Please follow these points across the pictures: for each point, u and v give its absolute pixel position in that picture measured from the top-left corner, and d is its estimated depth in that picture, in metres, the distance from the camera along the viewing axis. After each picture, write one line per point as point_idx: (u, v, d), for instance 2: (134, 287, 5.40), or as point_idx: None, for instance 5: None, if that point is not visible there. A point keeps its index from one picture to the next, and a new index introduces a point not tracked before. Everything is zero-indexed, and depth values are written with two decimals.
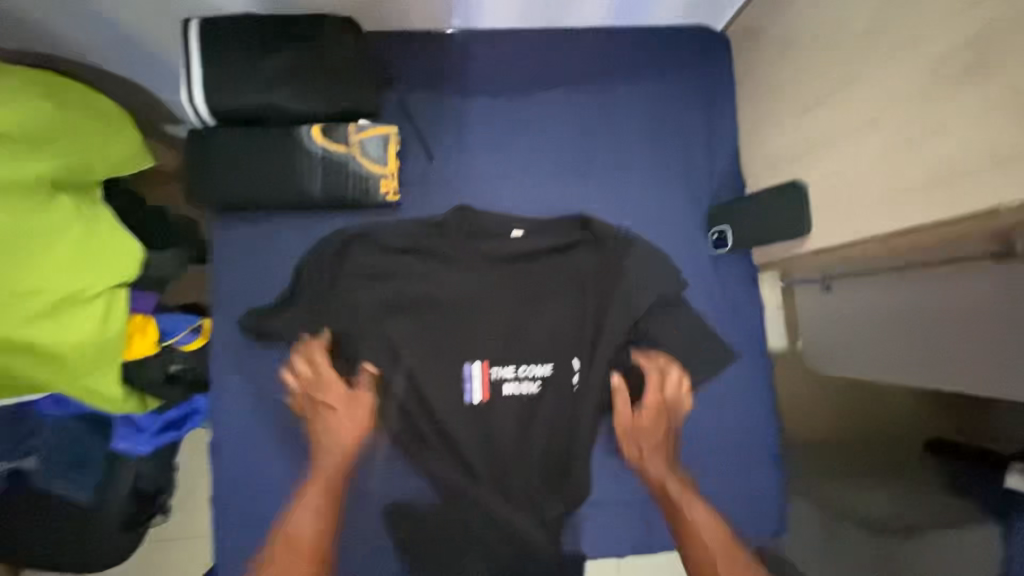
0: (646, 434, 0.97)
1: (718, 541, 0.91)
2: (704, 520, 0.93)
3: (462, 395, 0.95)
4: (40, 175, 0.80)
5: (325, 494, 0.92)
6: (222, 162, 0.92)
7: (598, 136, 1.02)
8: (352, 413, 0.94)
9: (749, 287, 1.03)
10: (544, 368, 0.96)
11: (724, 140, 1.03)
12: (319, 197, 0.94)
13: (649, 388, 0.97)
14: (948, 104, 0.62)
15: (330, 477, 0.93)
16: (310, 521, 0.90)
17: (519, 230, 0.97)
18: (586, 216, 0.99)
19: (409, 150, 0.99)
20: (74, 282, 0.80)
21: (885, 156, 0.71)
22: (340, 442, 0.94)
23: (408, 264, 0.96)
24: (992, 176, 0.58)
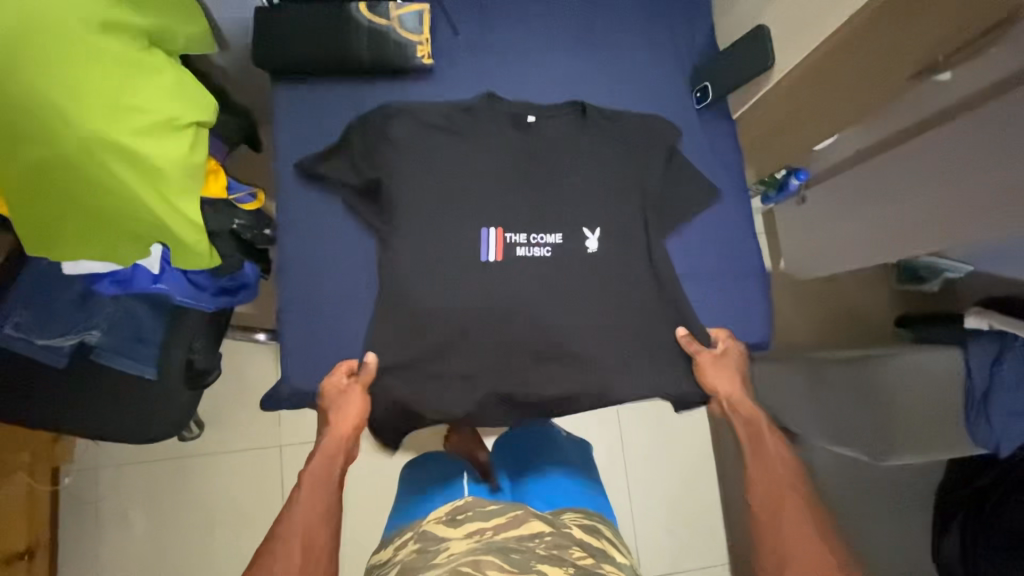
0: (724, 371, 1.06)
1: (789, 471, 0.95)
2: (778, 454, 0.97)
3: (478, 254, 1.06)
4: (141, 22, 0.97)
5: (318, 487, 0.94)
6: (288, 30, 1.09)
7: (598, 17, 1.22)
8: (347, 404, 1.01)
9: (733, 139, 1.21)
10: (555, 237, 1.07)
11: (700, 24, 1.25)
12: (367, 61, 1.12)
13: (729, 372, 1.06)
14: None
15: (319, 475, 0.96)
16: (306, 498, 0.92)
17: (533, 117, 1.13)
18: (583, 104, 1.14)
19: (439, 29, 1.17)
20: (170, 109, 0.97)
21: None
22: (342, 424, 1.00)
23: (433, 142, 1.09)
24: None
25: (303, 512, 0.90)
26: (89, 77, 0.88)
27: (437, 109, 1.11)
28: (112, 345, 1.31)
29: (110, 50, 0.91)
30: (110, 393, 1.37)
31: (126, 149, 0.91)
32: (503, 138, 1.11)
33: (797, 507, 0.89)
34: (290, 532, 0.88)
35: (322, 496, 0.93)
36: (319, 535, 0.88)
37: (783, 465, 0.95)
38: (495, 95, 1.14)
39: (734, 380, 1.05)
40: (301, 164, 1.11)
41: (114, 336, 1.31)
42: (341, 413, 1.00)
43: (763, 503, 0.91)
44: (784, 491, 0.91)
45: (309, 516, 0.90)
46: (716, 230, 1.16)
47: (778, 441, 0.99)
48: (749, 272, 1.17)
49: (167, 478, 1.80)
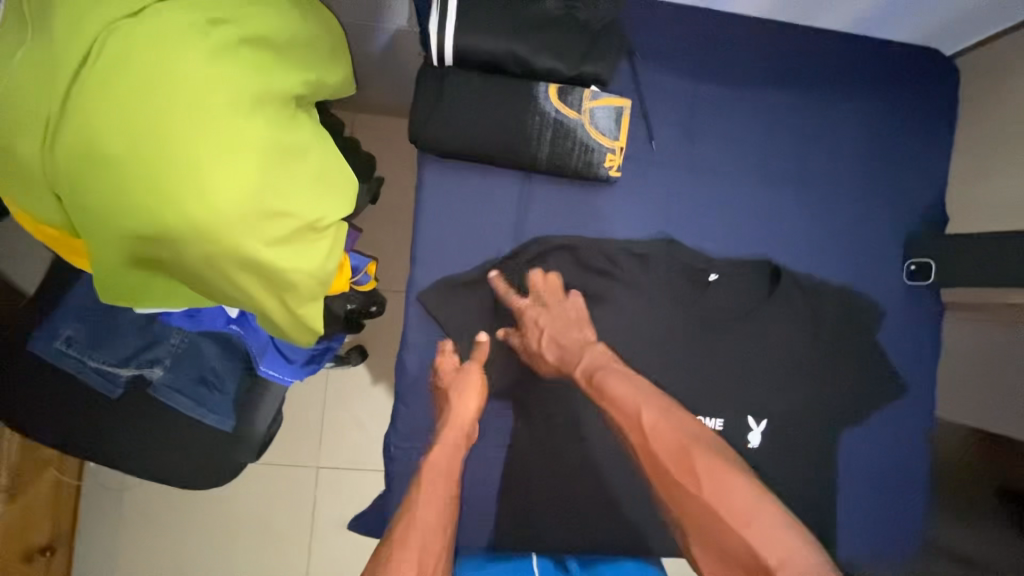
0: (548, 331, 0.91)
1: (637, 420, 0.86)
2: (627, 394, 0.86)
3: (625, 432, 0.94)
4: (290, 90, 0.76)
5: (445, 480, 0.84)
6: (460, 104, 0.88)
7: (815, 146, 1.00)
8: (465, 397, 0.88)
9: (936, 326, 1.02)
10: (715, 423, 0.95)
11: (934, 172, 1.03)
12: (544, 161, 0.90)
13: (537, 320, 0.91)
14: None
15: (446, 462, 0.86)
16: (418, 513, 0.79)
17: (713, 274, 0.96)
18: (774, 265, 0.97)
19: (632, 127, 0.96)
20: (314, 209, 0.77)
21: None
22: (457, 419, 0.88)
23: (597, 287, 0.94)
24: None
25: (431, 506, 0.81)
26: (224, 168, 0.66)
27: (609, 244, 0.93)
28: (177, 384, 1.02)
29: (254, 133, 0.69)
30: (160, 438, 1.02)
31: (253, 263, 0.71)
32: (674, 294, 0.96)
33: (690, 485, 0.79)
34: (420, 527, 0.78)
35: (444, 486, 0.84)
36: (441, 538, 0.80)
37: (630, 410, 0.86)
38: (673, 239, 0.95)
39: (558, 332, 0.91)
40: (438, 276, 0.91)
41: (180, 374, 1.02)
42: (462, 406, 0.88)
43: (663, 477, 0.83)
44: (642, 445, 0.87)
45: (433, 511, 0.80)
46: (889, 432, 1.00)
47: (620, 377, 0.88)
48: (915, 484, 1.01)
49: (196, 499, 1.44)
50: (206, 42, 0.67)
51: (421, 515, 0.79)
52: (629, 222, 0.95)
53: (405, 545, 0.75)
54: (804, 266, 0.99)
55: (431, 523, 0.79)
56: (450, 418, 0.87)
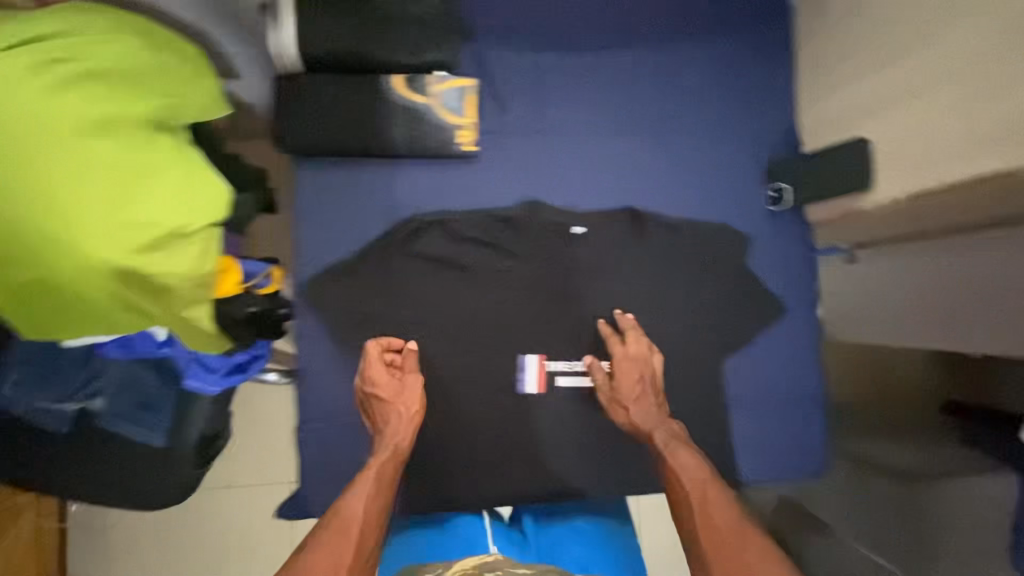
0: (625, 374, 0.96)
1: (700, 481, 0.84)
2: (688, 462, 0.87)
3: (516, 385, 1.01)
4: (142, 113, 0.81)
5: (383, 480, 0.84)
6: (312, 105, 0.95)
7: (665, 96, 1.06)
8: (405, 403, 0.91)
9: (803, 246, 1.08)
10: (603, 364, 1.02)
11: (781, 103, 1.08)
12: (400, 145, 0.97)
13: (624, 363, 0.97)
14: (1008, 64, 0.67)
15: (387, 466, 0.86)
16: (366, 493, 0.80)
17: (580, 228, 1.02)
18: (638, 212, 1.02)
19: (484, 103, 1.02)
20: (179, 217, 0.81)
21: (950, 108, 0.76)
22: (397, 425, 0.90)
23: (474, 255, 1.00)
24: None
25: (364, 501, 0.80)
26: (73, 190, 0.72)
27: (476, 214, 0.99)
28: (120, 411, 1.01)
29: (105, 155, 0.75)
30: (98, 460, 1.02)
31: (120, 273, 0.75)
32: (547, 252, 1.01)
33: (737, 547, 0.75)
34: (349, 520, 0.77)
35: (377, 485, 0.83)
36: (373, 532, 0.78)
37: (690, 474, 0.85)
38: (538, 201, 1.01)
39: (631, 380, 0.96)
40: (321, 268, 0.97)
41: (118, 402, 1.00)
42: (410, 395, 0.92)
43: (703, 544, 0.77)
44: (687, 504, 0.83)
45: (364, 508, 0.79)
46: (775, 352, 1.05)
47: (686, 447, 0.88)
48: (809, 398, 1.06)
49: (166, 530, 1.45)
50: (40, 79, 0.73)
51: (365, 492, 0.81)
52: (495, 191, 1.01)
53: (341, 525, 0.76)
54: (670, 209, 1.04)
55: (368, 497, 0.81)
56: (389, 425, 0.90)
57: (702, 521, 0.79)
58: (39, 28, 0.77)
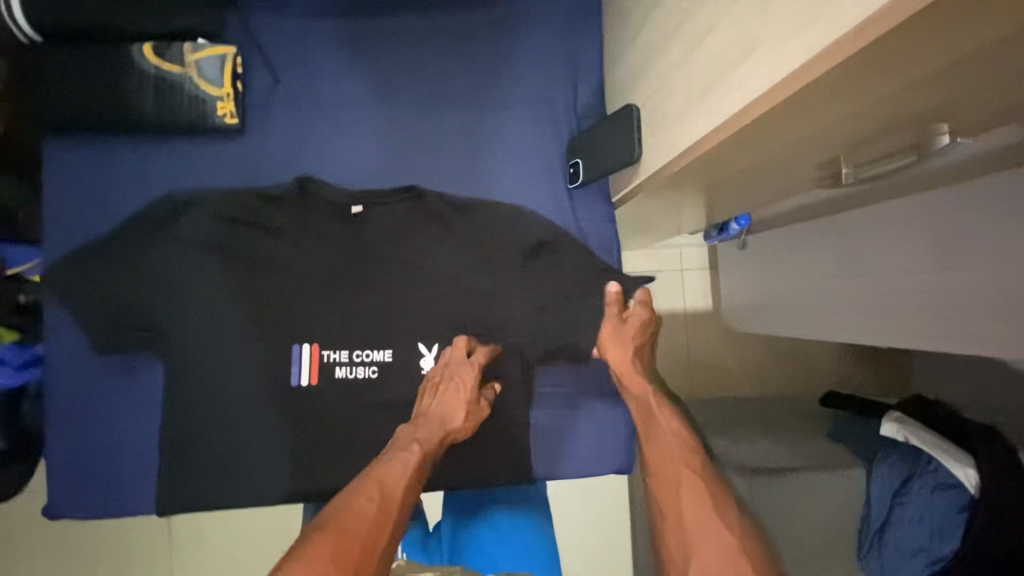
0: (622, 337, 0.95)
1: (684, 450, 0.85)
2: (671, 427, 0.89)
3: (289, 378, 0.93)
4: None
5: (422, 460, 0.83)
6: (52, 76, 0.89)
7: (456, 64, 0.99)
8: (470, 406, 0.91)
9: (610, 226, 1.01)
10: (384, 353, 0.95)
11: (586, 71, 1.01)
12: (153, 119, 0.91)
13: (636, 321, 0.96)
14: (713, 7, 0.60)
15: (428, 454, 0.85)
16: (403, 478, 0.79)
17: (359, 207, 0.95)
18: (421, 189, 0.96)
19: (255, 73, 0.96)
20: None
21: (682, 64, 0.69)
22: (449, 420, 0.89)
23: (240, 235, 0.93)
24: (732, 73, 0.57)
25: (399, 476, 0.79)
26: None
27: (242, 192, 0.93)
28: None
29: None
30: None
31: None
32: (323, 232, 0.95)
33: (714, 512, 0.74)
34: (386, 493, 0.76)
35: (419, 465, 0.82)
36: (405, 512, 0.77)
37: (683, 444, 0.86)
38: (311, 178, 0.95)
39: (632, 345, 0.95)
40: (73, 254, 0.91)
41: None
42: (457, 376, 0.92)
43: (690, 510, 0.75)
44: (671, 474, 0.81)
45: (402, 483, 0.78)
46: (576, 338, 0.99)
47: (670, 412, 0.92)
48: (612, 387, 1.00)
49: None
50: None
51: (401, 472, 0.80)
52: (266, 168, 0.95)
53: (378, 504, 0.74)
54: (460, 185, 0.98)
55: (403, 482, 0.79)
56: (445, 408, 0.89)
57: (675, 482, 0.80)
58: None
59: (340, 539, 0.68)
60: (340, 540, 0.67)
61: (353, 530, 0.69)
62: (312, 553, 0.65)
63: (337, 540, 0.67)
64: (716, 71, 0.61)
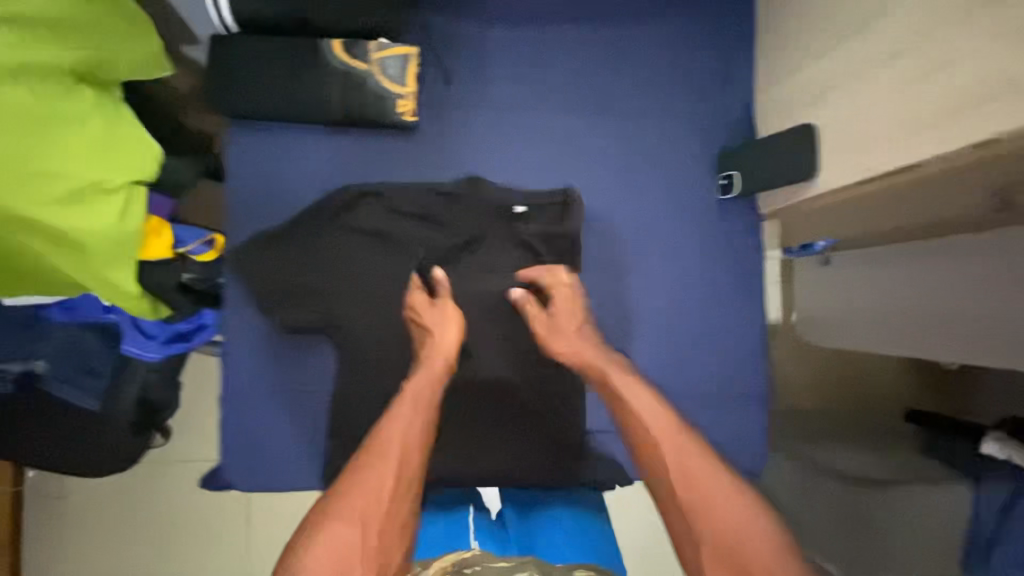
0: (562, 330, 0.95)
1: (659, 411, 0.83)
2: (643, 401, 0.83)
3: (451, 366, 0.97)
4: (63, 63, 0.81)
5: (419, 402, 0.85)
6: (248, 68, 0.93)
7: (616, 74, 1.03)
8: (448, 329, 0.92)
9: (754, 237, 1.04)
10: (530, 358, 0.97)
11: (739, 87, 1.04)
12: (338, 113, 0.95)
13: (558, 300, 0.97)
14: (955, 42, 0.64)
15: (422, 391, 0.87)
16: (404, 418, 0.82)
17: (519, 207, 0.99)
18: (568, 193, 0.99)
19: (427, 72, 1.00)
20: (96, 172, 0.82)
21: (899, 92, 0.72)
22: (440, 352, 0.91)
23: (427, 238, 0.98)
24: (982, 107, 0.62)
25: (408, 423, 0.82)
26: None
27: (414, 187, 0.97)
28: (61, 376, 1.15)
29: (22, 105, 0.75)
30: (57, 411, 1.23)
31: (43, 226, 0.77)
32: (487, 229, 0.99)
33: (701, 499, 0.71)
34: (395, 442, 0.78)
35: (426, 409, 0.85)
36: (413, 452, 0.79)
37: (651, 413, 0.82)
38: (477, 176, 0.99)
39: (572, 323, 0.96)
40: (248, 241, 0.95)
41: (61, 366, 1.15)
42: (441, 335, 0.92)
43: (675, 475, 0.74)
44: (649, 436, 0.79)
45: (408, 429, 0.81)
46: (718, 344, 1.03)
47: (641, 386, 0.86)
48: (750, 395, 1.03)
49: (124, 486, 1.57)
50: None
51: (401, 418, 0.82)
52: (435, 165, 0.99)
53: (382, 453, 0.77)
54: (615, 191, 1.02)
55: (408, 424, 0.82)
56: (434, 339, 0.92)
57: (654, 445, 0.78)
58: None
59: (356, 508, 0.70)
60: (360, 503, 0.71)
61: (369, 502, 0.71)
62: (331, 527, 0.68)
63: (357, 509, 0.70)
64: (957, 101, 0.65)
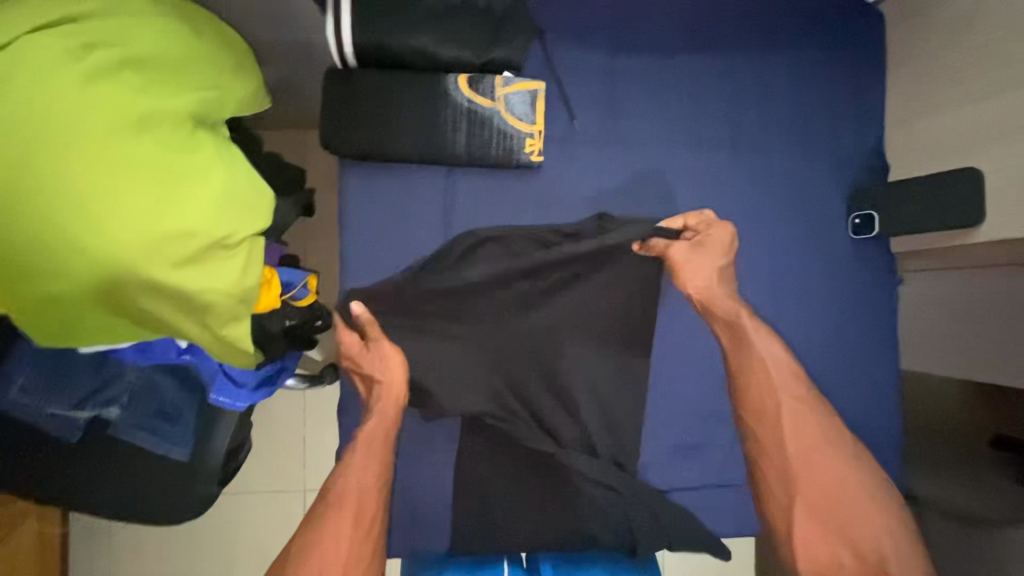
0: (696, 270, 0.92)
1: (787, 375, 0.92)
2: (772, 355, 0.92)
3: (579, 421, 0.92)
4: (185, 107, 0.74)
5: (372, 446, 0.87)
6: (367, 106, 0.86)
7: (745, 107, 0.97)
8: (390, 370, 0.88)
9: (885, 278, 1.00)
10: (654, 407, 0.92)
11: (871, 121, 1.00)
12: (462, 153, 0.88)
13: (705, 250, 0.93)
14: None
15: (376, 432, 0.87)
16: (358, 468, 0.86)
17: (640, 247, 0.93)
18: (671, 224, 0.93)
19: (552, 107, 0.94)
20: (221, 226, 0.74)
21: None
22: (385, 395, 0.87)
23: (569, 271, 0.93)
24: None
25: (357, 478, 0.85)
26: (117, 205, 0.66)
27: (539, 230, 0.91)
28: (139, 425, 1.05)
29: (146, 157, 0.68)
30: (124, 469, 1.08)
31: (165, 290, 0.70)
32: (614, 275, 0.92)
33: (822, 458, 0.88)
34: (345, 496, 0.85)
35: (377, 457, 0.86)
36: (373, 498, 0.86)
37: (779, 371, 0.91)
38: (604, 217, 0.93)
39: (712, 270, 0.93)
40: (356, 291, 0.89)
41: (137, 413, 1.05)
42: (385, 379, 0.88)
43: (790, 443, 0.89)
44: (771, 416, 0.91)
45: (362, 482, 0.85)
46: (849, 390, 0.98)
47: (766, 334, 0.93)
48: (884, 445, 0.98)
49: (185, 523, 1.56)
50: (79, 67, 0.66)
51: (356, 467, 0.86)
52: (561, 207, 0.93)
53: (340, 505, 0.85)
54: (745, 230, 0.97)
55: (361, 473, 0.86)
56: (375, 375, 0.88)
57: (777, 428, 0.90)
58: (76, 11, 0.70)
59: (318, 558, 0.82)
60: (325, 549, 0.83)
61: (330, 553, 0.82)
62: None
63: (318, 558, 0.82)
64: None
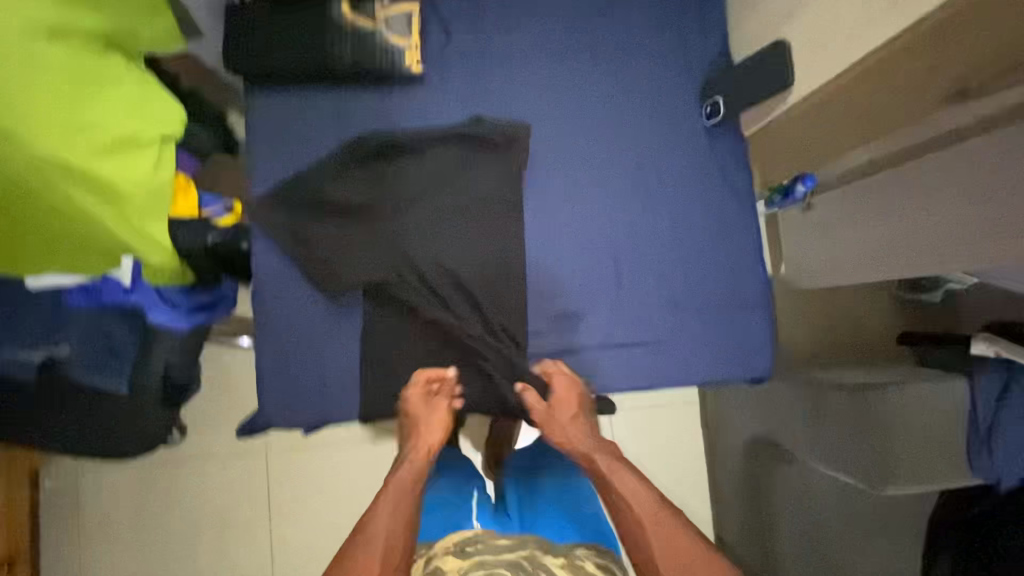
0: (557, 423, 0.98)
1: (649, 507, 0.83)
2: (632, 486, 0.86)
3: (470, 294, 1.02)
4: (100, 29, 0.86)
5: (403, 489, 0.87)
6: (263, 32, 0.99)
7: (601, 19, 1.12)
8: (432, 419, 0.97)
9: (740, 157, 1.13)
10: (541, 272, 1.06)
11: (713, 25, 1.14)
12: (348, 66, 1.01)
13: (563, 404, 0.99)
14: None
15: (410, 476, 0.89)
16: (389, 505, 0.82)
17: (512, 139, 1.04)
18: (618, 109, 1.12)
19: (429, 31, 1.08)
20: (130, 126, 0.87)
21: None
22: (428, 440, 0.96)
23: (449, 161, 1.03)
24: None
25: (388, 512, 0.81)
26: (40, 95, 0.76)
27: (421, 129, 1.03)
28: (89, 364, 1.02)
29: (63, 61, 0.79)
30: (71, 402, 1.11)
31: (87, 175, 0.79)
32: (493, 163, 1.04)
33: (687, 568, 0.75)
34: (371, 528, 0.78)
35: (408, 499, 0.85)
36: (402, 536, 0.79)
37: (638, 500, 0.84)
38: (481, 116, 1.06)
39: (569, 420, 0.99)
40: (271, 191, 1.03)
41: (87, 352, 1.02)
42: (427, 429, 0.97)
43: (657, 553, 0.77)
44: (635, 529, 0.81)
45: (390, 519, 0.80)
46: (717, 256, 1.10)
47: (626, 471, 0.89)
48: (751, 302, 1.09)
49: (145, 481, 1.57)
50: None
51: (386, 507, 0.82)
52: (442, 111, 1.06)
53: (365, 542, 0.76)
54: (611, 123, 1.10)
55: (391, 506, 0.82)
56: (419, 427, 0.97)
57: (631, 522, 0.82)
58: None
59: None
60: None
61: None
62: None
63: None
64: None
